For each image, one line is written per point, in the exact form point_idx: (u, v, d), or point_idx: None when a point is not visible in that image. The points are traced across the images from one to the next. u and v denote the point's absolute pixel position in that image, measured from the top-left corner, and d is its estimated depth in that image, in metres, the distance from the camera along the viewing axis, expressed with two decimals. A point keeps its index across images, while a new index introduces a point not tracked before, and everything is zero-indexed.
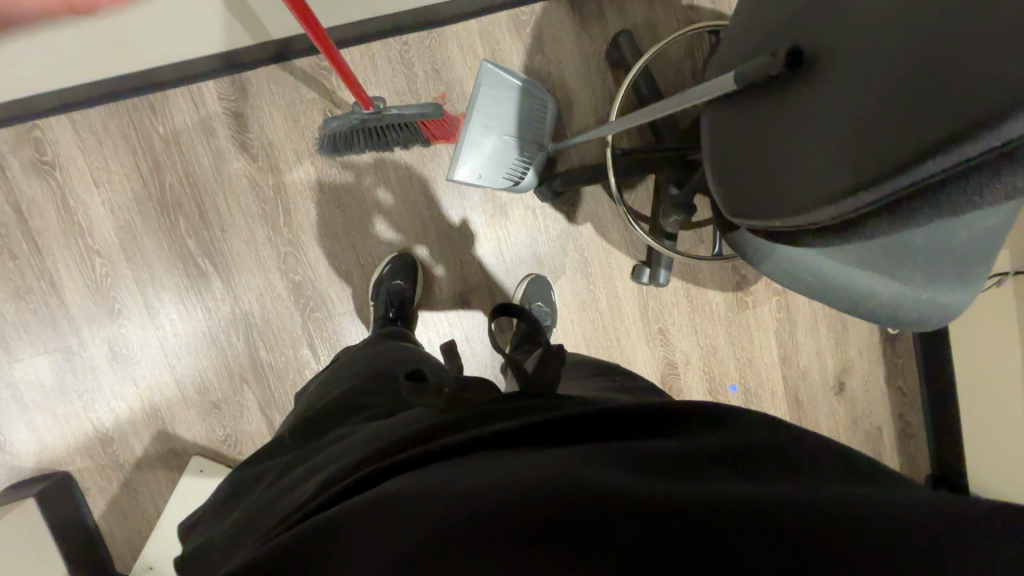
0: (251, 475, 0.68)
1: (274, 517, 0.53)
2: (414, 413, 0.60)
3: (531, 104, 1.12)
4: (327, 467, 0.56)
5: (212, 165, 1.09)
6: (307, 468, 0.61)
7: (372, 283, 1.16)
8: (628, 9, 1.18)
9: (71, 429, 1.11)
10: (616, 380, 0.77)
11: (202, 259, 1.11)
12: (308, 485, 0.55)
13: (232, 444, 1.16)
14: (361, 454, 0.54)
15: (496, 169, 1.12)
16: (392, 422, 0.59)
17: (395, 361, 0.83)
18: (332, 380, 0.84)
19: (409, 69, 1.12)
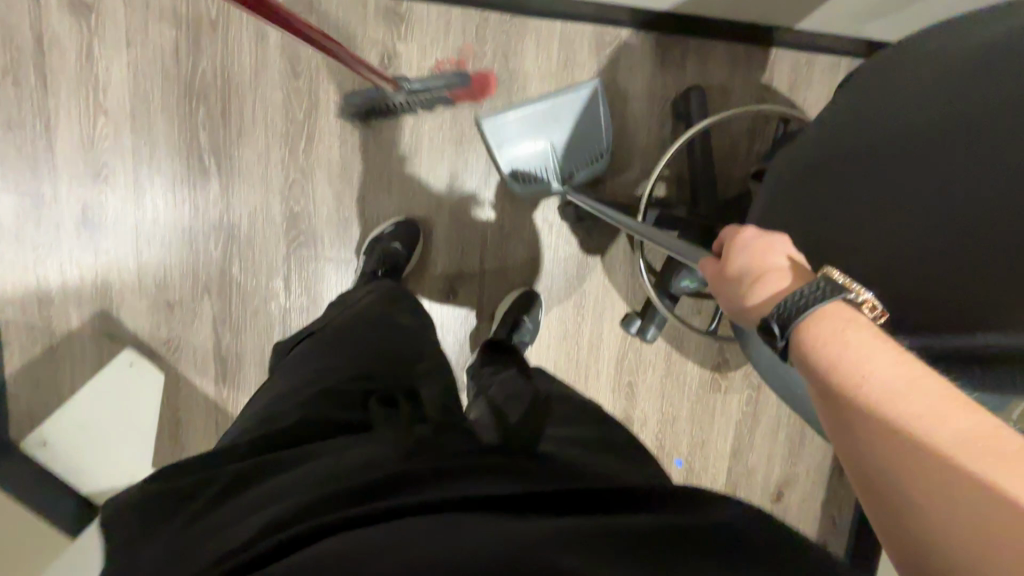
0: (171, 477, 0.58)
1: (219, 547, 0.48)
2: (379, 449, 0.57)
3: (590, 125, 1.10)
4: (281, 497, 0.52)
5: (252, 69, 1.04)
6: (254, 487, 0.55)
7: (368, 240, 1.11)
8: (709, 68, 1.16)
9: (13, 277, 1.05)
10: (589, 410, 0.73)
11: (208, 156, 1.06)
12: (255, 516, 0.50)
13: (171, 348, 1.10)
14: (324, 490, 0.50)
15: (509, 161, 1.08)
16: (355, 456, 0.56)
17: (356, 361, 0.80)
18: (292, 377, 0.79)
19: (480, 47, 1.09)
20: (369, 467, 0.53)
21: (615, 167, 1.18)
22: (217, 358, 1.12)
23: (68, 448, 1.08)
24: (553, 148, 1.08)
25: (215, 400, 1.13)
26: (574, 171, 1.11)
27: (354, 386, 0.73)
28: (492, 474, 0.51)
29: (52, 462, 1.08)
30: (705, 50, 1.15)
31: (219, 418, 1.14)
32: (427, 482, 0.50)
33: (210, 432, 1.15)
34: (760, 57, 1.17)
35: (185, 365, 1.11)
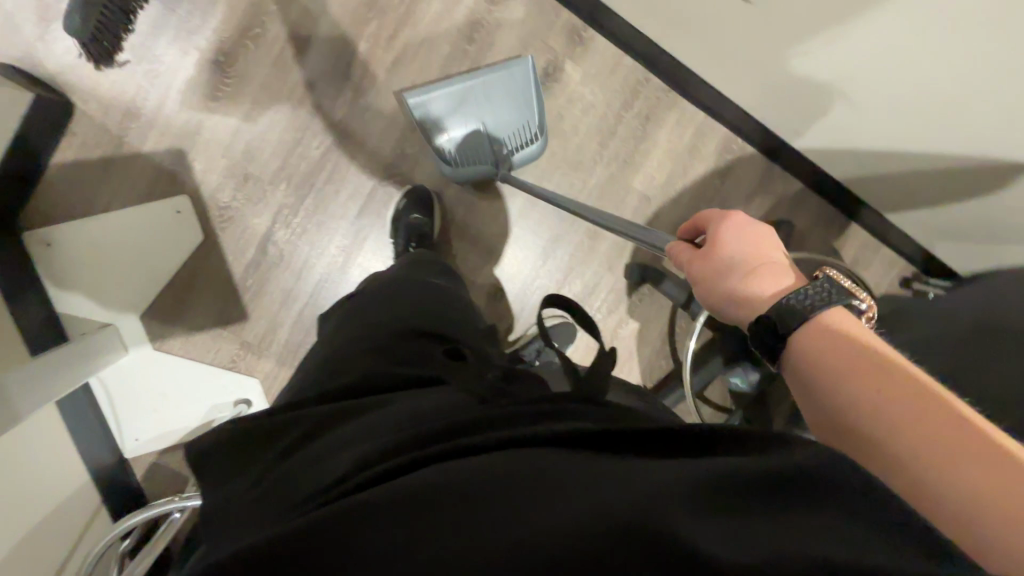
0: (269, 427, 0.61)
1: (296, 487, 0.48)
2: (450, 400, 0.54)
3: (517, 123, 1.08)
4: (357, 442, 0.50)
5: (436, 14, 1.07)
6: (335, 438, 0.54)
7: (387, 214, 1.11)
8: (799, 212, 1.28)
9: (115, 76, 1.00)
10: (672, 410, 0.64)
11: (356, 65, 1.07)
12: (333, 458, 0.49)
13: (224, 216, 1.07)
14: (393, 435, 0.48)
15: (447, 144, 1.06)
16: (428, 407, 0.53)
17: (418, 318, 0.80)
18: (363, 324, 0.80)
19: (632, 99, 1.16)
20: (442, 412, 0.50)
21: None
22: (261, 246, 1.09)
23: (71, 257, 1.03)
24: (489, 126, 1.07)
25: (236, 283, 1.09)
26: (513, 146, 1.09)
27: (424, 344, 0.73)
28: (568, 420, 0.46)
29: (48, 265, 1.02)
30: (803, 197, 1.27)
31: (230, 302, 1.10)
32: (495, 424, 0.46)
33: (213, 311, 1.10)
34: (840, 224, 1.29)
35: (228, 238, 1.08)
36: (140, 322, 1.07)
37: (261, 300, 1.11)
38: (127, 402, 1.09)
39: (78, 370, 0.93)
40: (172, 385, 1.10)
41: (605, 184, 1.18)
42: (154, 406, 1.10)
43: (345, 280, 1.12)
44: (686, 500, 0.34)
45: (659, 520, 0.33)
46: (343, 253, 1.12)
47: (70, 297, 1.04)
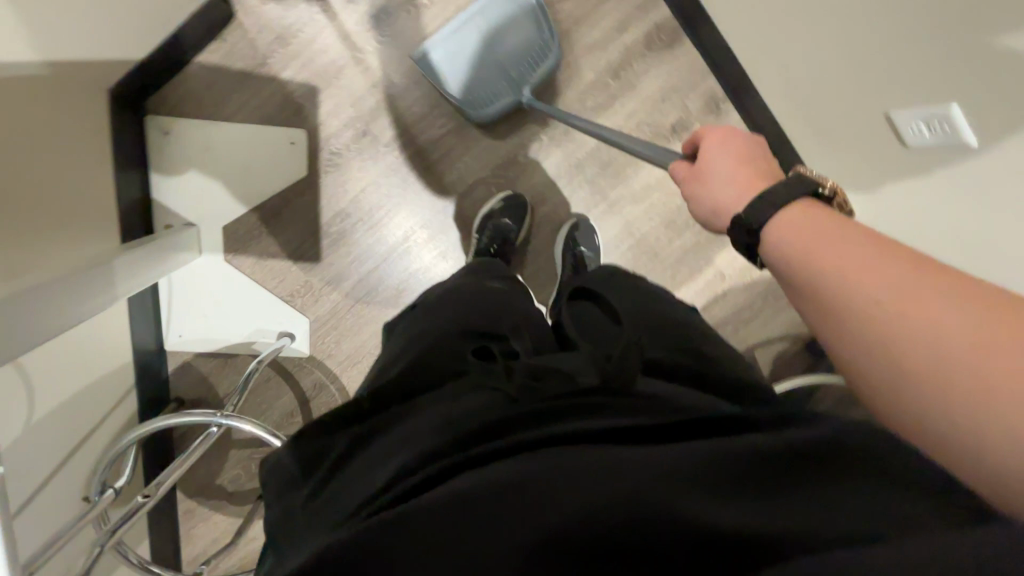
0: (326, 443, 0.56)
1: (353, 500, 0.47)
2: (483, 398, 0.51)
3: (526, 49, 1.06)
4: (405, 448, 0.49)
5: (590, 40, 1.09)
6: (378, 451, 0.53)
7: (480, 215, 1.12)
8: None
9: (280, 1, 1.04)
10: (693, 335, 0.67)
11: None
12: (385, 469, 0.48)
13: (331, 161, 1.10)
14: (436, 439, 0.47)
15: (468, 97, 1.06)
16: (464, 406, 0.51)
17: (459, 319, 0.73)
18: (407, 335, 0.75)
19: None
20: (477, 412, 0.49)
21: (750, 350, 1.22)
22: (354, 200, 1.12)
23: (181, 153, 1.07)
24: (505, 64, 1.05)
25: (321, 226, 1.13)
26: (535, 68, 1.06)
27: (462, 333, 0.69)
28: (604, 416, 0.45)
29: (159, 153, 1.07)
30: None
31: (309, 242, 1.13)
32: (526, 429, 0.45)
33: (291, 243, 1.13)
34: None
35: (326, 182, 1.11)
36: (221, 232, 1.11)
37: (338, 250, 1.14)
38: (183, 299, 1.13)
39: (155, 269, 0.94)
40: (230, 297, 1.14)
41: (689, 251, 1.19)
42: (206, 311, 1.14)
43: (418, 255, 1.15)
44: (701, 479, 0.37)
45: (683, 508, 0.35)
46: (424, 230, 1.14)
47: (166, 188, 1.08)
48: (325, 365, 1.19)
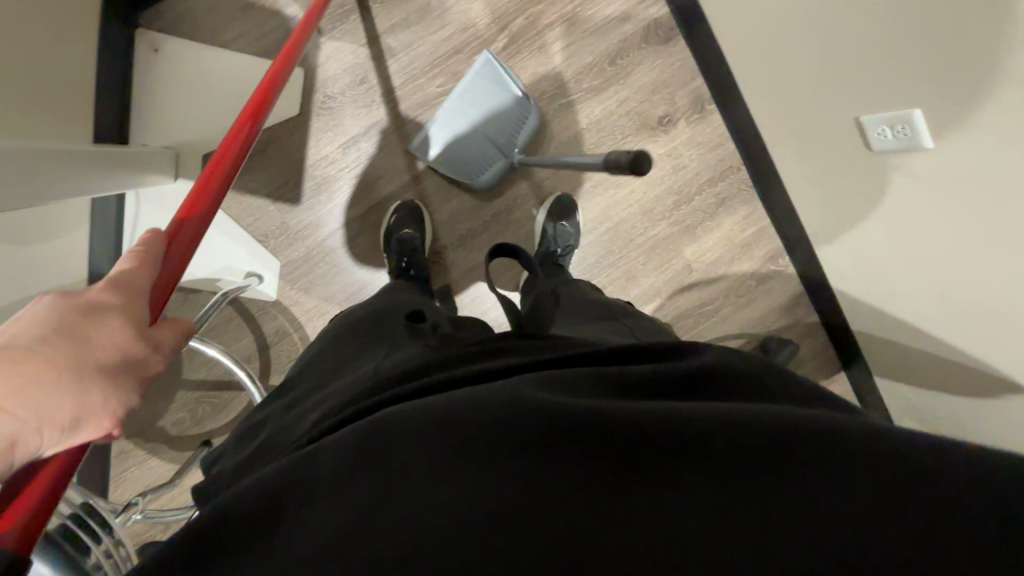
0: (272, 414, 0.62)
1: (285, 441, 0.52)
2: (418, 350, 0.60)
3: (512, 115, 1.11)
4: (337, 395, 0.55)
5: (591, 26, 1.13)
6: (312, 402, 0.59)
7: (383, 232, 1.14)
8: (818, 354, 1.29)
9: None
10: (625, 313, 0.80)
11: (502, 32, 1.12)
12: (316, 412, 0.54)
13: (323, 104, 1.10)
14: (361, 387, 0.53)
15: (462, 168, 1.12)
16: (398, 356, 0.60)
17: (399, 306, 0.80)
18: (351, 315, 0.80)
19: (717, 178, 1.21)
20: (406, 361, 0.56)
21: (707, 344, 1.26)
22: (340, 148, 1.12)
23: (168, 71, 1.04)
24: (484, 131, 1.11)
25: (304, 169, 1.12)
26: (517, 135, 1.12)
27: (407, 314, 0.75)
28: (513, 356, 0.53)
29: (145, 67, 1.03)
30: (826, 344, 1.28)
31: (291, 184, 1.12)
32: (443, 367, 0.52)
33: (271, 182, 1.11)
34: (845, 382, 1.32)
35: (314, 125, 1.10)
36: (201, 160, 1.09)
37: (318, 196, 1.13)
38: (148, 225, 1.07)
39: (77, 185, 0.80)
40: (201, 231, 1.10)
41: (660, 242, 1.23)
42: None
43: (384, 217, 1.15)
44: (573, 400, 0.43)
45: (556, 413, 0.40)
46: (410, 187, 1.15)
47: (148, 103, 1.04)
48: (290, 313, 1.16)
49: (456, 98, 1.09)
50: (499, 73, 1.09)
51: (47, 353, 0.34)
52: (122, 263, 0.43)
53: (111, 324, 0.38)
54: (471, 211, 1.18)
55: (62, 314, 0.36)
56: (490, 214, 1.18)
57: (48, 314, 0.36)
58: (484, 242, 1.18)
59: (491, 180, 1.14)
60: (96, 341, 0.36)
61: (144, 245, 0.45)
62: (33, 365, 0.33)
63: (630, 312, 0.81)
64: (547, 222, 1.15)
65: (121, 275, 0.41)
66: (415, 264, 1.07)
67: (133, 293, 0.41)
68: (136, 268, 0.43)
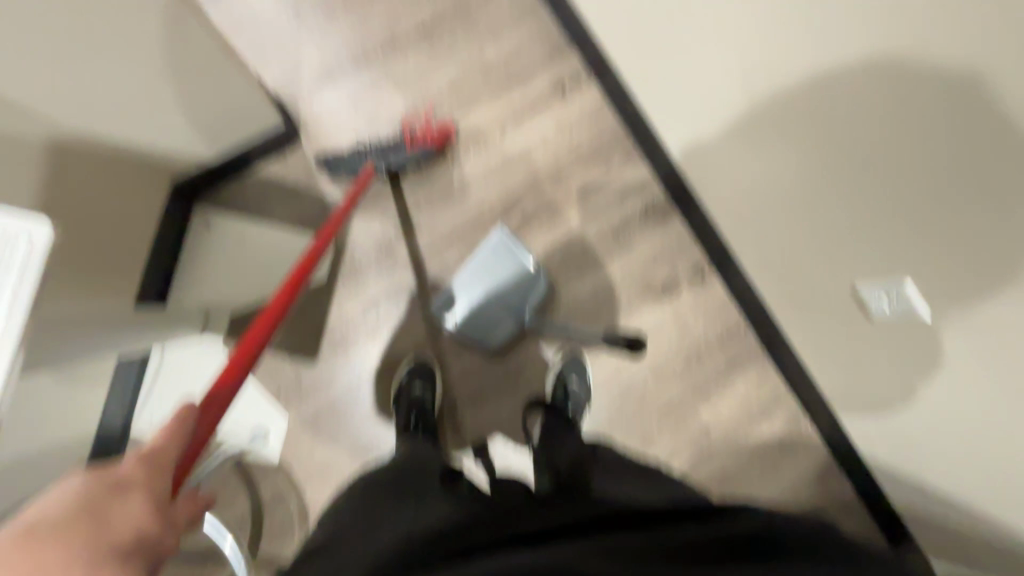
0: None
1: None
2: (447, 519, 0.55)
3: (524, 284, 1.17)
4: None
5: (593, 205, 1.25)
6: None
7: (393, 388, 1.14)
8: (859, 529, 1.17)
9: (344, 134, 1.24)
10: (654, 471, 0.75)
11: (514, 211, 1.25)
12: None
13: (349, 270, 1.19)
14: None
15: (476, 330, 1.16)
16: (427, 528, 0.54)
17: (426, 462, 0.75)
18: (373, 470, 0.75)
19: (726, 340, 1.23)
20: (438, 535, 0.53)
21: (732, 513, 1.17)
22: (361, 309, 1.18)
23: (219, 244, 1.14)
24: (498, 298, 1.16)
25: (325, 329, 1.17)
26: (528, 300, 1.17)
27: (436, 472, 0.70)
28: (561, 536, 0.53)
29: (197, 240, 1.12)
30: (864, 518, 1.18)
31: (309, 343, 1.16)
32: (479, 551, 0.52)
33: (292, 341, 1.16)
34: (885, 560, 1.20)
35: (339, 288, 1.19)
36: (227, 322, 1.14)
37: (335, 355, 1.16)
38: (170, 380, 1.13)
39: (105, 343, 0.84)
40: None
41: (673, 403, 1.21)
42: (191, 391, 1.13)
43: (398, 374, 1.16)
44: None
45: None
46: (424, 347, 1.19)
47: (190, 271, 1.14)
48: (292, 474, 1.12)
49: (474, 268, 1.17)
50: (513, 248, 1.17)
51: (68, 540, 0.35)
52: (154, 437, 0.46)
53: (132, 505, 0.39)
54: (481, 371, 1.19)
55: (85, 495, 0.38)
56: (500, 374, 1.19)
57: (81, 494, 0.38)
58: (496, 401, 1.18)
59: (505, 341, 1.18)
60: (116, 523, 0.38)
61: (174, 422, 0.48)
62: (51, 547, 0.34)
63: (658, 472, 0.76)
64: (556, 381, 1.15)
65: (153, 451, 0.45)
66: (423, 422, 1.05)
67: (160, 468, 0.44)
68: (167, 441, 0.46)
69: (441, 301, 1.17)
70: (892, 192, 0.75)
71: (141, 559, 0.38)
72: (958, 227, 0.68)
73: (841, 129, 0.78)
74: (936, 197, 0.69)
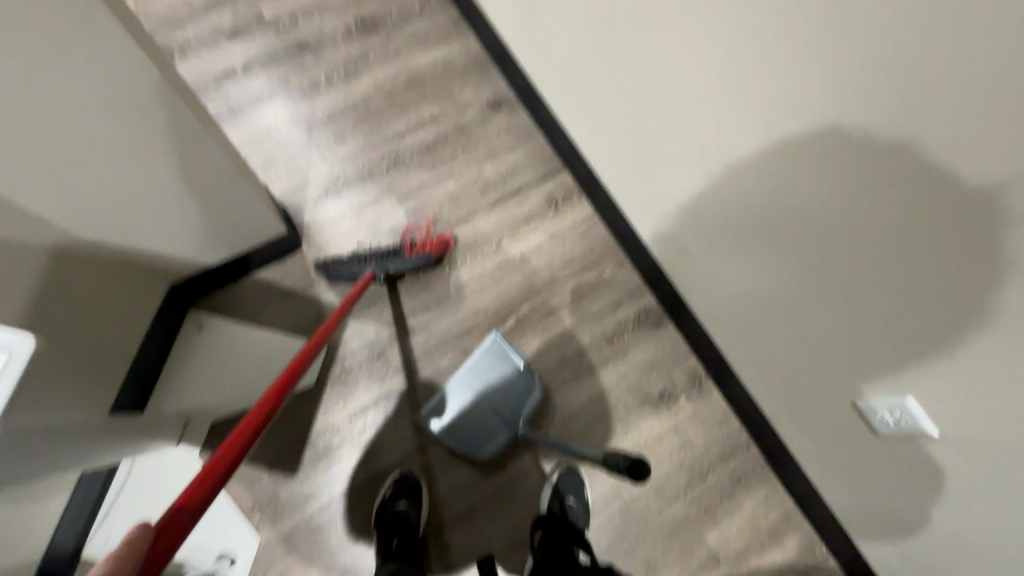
0: None
1: None
2: None
3: (518, 389, 1.14)
4: None
5: (587, 312, 1.26)
6: None
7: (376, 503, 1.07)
8: None
9: (342, 239, 1.29)
10: None
11: (510, 316, 1.25)
12: None
13: (339, 377, 1.17)
14: None
15: (469, 440, 1.11)
16: None
17: None
18: None
19: (728, 452, 1.17)
20: None
21: None
22: (348, 418, 1.14)
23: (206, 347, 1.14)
24: (492, 406, 1.13)
25: (308, 438, 1.12)
26: (522, 409, 1.13)
27: None
28: None
29: None
30: None
31: (292, 454, 1.11)
32: None
33: (273, 452, 1.11)
34: None
35: (327, 394, 1.15)
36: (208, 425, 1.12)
37: (318, 466, 1.11)
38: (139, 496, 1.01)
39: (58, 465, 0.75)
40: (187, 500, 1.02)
41: (678, 522, 1.13)
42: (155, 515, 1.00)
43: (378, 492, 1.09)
44: None
45: None
46: (413, 458, 1.13)
47: None
48: None
49: (464, 372, 1.15)
50: (505, 352, 1.16)
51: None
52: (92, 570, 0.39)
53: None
54: (473, 486, 1.12)
55: None
56: (493, 489, 1.12)
57: None
58: (486, 520, 1.10)
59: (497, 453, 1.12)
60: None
61: (126, 545, 0.42)
62: None
63: None
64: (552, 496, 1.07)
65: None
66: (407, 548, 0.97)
67: None
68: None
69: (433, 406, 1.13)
70: (861, 296, 0.75)
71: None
72: (937, 322, 0.66)
73: (801, 240, 0.81)
74: (909, 296, 0.68)
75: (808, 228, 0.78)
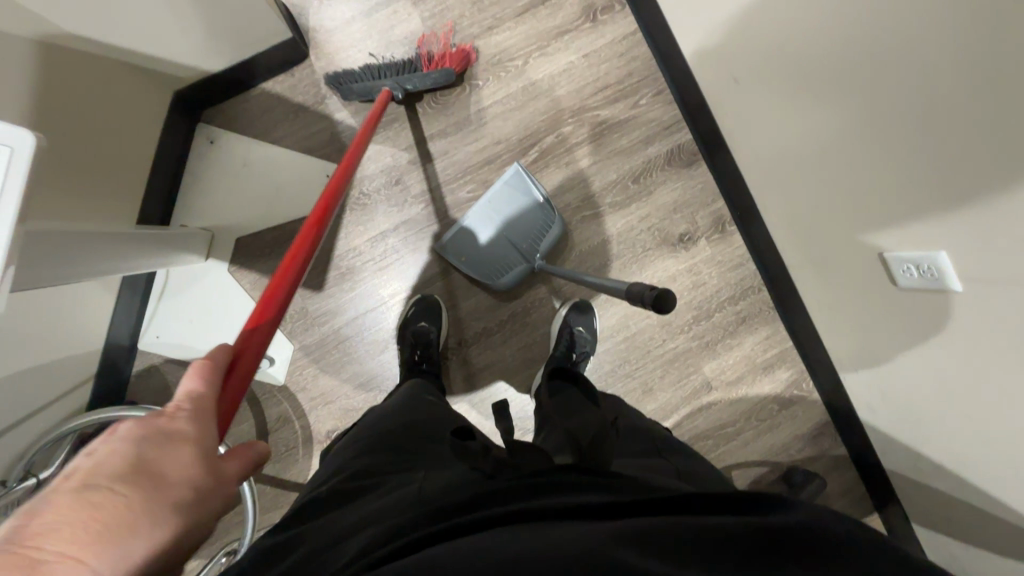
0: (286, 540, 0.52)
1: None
2: (460, 473, 0.53)
3: (536, 222, 1.13)
4: (380, 523, 0.48)
5: (616, 145, 1.18)
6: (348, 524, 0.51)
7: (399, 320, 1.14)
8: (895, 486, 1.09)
9: (350, 45, 1.16)
10: (644, 430, 0.74)
11: (534, 145, 1.18)
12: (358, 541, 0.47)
13: (359, 200, 1.16)
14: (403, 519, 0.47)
15: (485, 268, 1.14)
16: (440, 483, 0.52)
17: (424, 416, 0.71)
18: (373, 417, 0.74)
19: (739, 295, 1.20)
20: (455, 491, 0.50)
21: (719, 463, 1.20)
22: (370, 241, 1.16)
23: (219, 160, 1.11)
24: (509, 237, 1.13)
25: (332, 258, 1.15)
26: (540, 243, 1.13)
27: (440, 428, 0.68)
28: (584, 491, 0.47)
29: (202, 157, 1.11)
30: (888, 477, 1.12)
31: (316, 272, 1.15)
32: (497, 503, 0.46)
33: None
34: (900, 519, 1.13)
35: (348, 216, 1.16)
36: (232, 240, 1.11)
37: (342, 285, 1.15)
38: (173, 302, 1.09)
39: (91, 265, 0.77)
40: (220, 307, 1.09)
41: (680, 353, 1.20)
42: (193, 318, 1.09)
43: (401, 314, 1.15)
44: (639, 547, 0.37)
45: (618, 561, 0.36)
46: (433, 281, 1.17)
47: (193, 188, 1.10)
48: (296, 399, 1.15)
49: (482, 202, 1.14)
50: (526, 183, 1.13)
51: (122, 489, 0.33)
52: (189, 383, 0.42)
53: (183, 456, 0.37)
54: (490, 310, 1.18)
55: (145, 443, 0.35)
56: (508, 315, 1.18)
57: (137, 443, 0.35)
58: (500, 340, 1.18)
59: (512, 283, 1.15)
60: (169, 478, 0.35)
61: (209, 360, 0.46)
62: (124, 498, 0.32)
63: (657, 432, 0.74)
64: (565, 324, 1.13)
65: (189, 400, 0.41)
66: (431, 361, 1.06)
67: (205, 413, 0.40)
68: (206, 386, 0.43)
69: (451, 233, 1.14)
70: (950, 122, 0.64)
71: (188, 513, 0.35)
72: None
73: (887, 53, 0.69)
74: (1005, 118, 0.58)
75: (900, 35, 0.66)
